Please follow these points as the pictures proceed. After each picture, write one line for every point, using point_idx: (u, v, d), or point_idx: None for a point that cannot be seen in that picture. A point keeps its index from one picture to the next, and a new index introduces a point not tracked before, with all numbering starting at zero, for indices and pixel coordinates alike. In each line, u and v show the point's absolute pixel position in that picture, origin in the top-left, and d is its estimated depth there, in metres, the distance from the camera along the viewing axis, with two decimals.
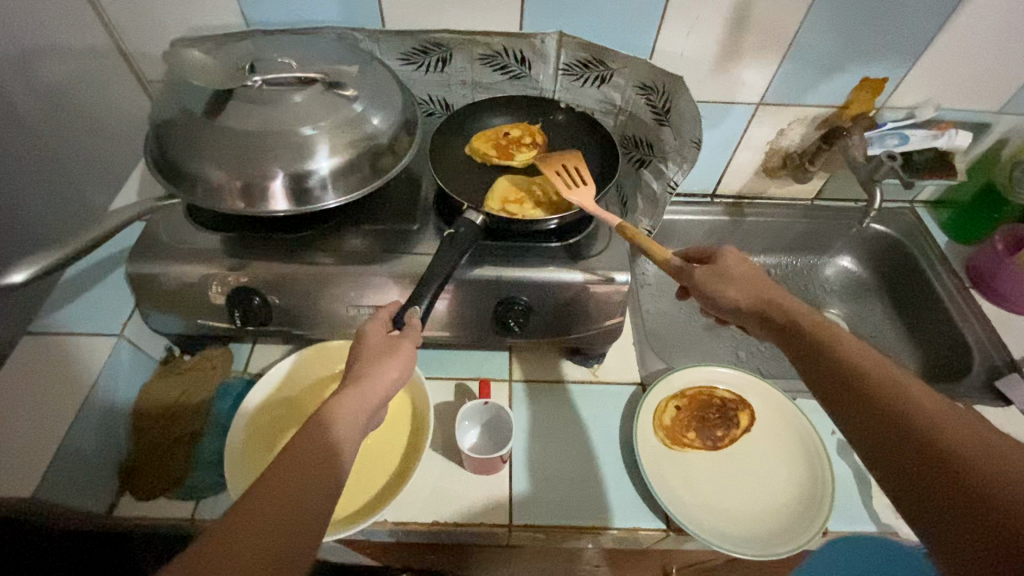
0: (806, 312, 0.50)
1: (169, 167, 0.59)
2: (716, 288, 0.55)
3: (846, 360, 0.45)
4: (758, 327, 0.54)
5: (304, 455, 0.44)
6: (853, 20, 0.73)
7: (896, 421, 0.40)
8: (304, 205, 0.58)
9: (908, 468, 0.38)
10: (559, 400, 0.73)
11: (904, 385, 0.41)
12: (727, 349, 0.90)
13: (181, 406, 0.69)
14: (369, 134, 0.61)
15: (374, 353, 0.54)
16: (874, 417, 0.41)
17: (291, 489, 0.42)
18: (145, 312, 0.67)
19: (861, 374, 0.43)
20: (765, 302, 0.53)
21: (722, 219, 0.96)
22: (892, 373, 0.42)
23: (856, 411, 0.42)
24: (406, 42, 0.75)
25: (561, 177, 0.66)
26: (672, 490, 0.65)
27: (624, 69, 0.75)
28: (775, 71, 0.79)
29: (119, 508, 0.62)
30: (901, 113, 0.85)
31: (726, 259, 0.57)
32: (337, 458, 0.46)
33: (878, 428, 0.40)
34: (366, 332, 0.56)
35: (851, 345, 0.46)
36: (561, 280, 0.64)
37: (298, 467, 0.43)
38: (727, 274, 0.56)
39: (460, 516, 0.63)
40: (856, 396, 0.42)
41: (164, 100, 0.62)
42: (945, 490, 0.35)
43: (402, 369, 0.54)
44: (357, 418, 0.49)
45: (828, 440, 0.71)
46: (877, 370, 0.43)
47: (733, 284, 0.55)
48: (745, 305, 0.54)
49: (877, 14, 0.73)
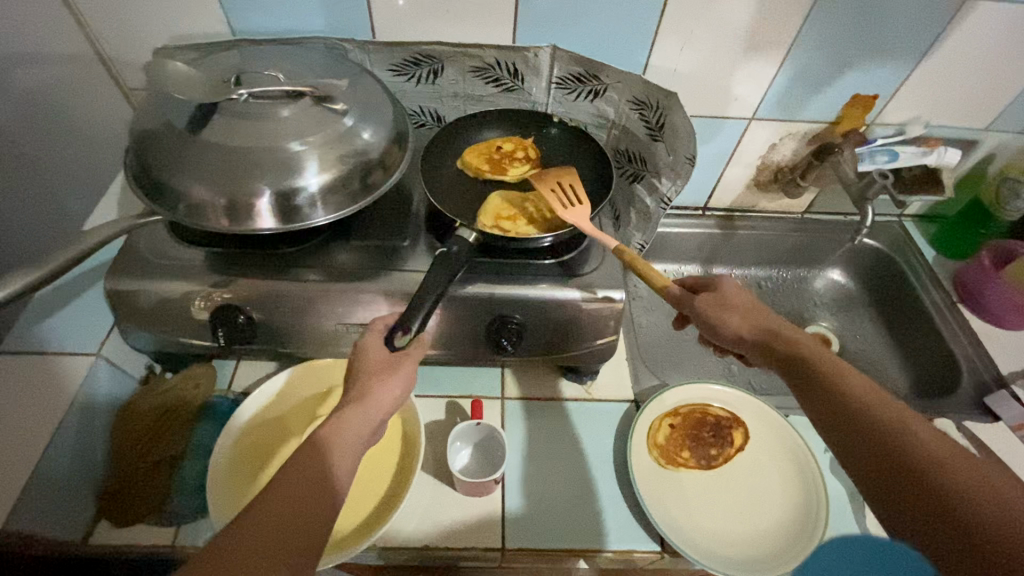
0: (812, 346, 0.49)
1: (151, 183, 0.57)
2: (717, 317, 0.53)
3: (859, 403, 0.43)
4: (759, 357, 0.52)
5: (308, 466, 0.46)
6: (846, 37, 0.73)
7: (911, 472, 0.39)
8: (292, 223, 0.57)
9: (915, 509, 0.38)
10: (552, 418, 0.72)
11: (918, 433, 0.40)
12: (719, 363, 0.90)
13: (163, 427, 0.66)
14: (360, 149, 0.60)
15: (373, 370, 0.54)
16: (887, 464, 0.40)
17: (294, 497, 0.44)
18: (124, 330, 0.64)
19: (873, 419, 0.42)
20: (770, 334, 0.51)
21: (714, 232, 0.96)
22: (907, 419, 0.41)
23: (865, 456, 0.41)
24: (397, 54, 0.74)
25: (555, 194, 0.66)
26: (667, 512, 0.64)
27: (617, 84, 0.75)
28: (768, 86, 0.79)
29: (96, 536, 0.60)
30: (890, 130, 0.86)
31: (726, 289, 0.55)
32: (327, 489, 0.46)
33: (887, 476, 0.40)
34: (365, 347, 0.55)
35: (862, 387, 0.44)
36: (554, 298, 0.63)
37: (299, 479, 0.45)
38: (730, 303, 0.54)
39: (452, 540, 0.61)
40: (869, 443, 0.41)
41: (146, 111, 0.60)
42: (952, 535, 0.36)
43: (406, 384, 0.56)
44: (356, 442, 0.50)
45: (821, 458, 0.71)
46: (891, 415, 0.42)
47: (735, 313, 0.53)
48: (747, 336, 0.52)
49: (869, 32, 0.73)
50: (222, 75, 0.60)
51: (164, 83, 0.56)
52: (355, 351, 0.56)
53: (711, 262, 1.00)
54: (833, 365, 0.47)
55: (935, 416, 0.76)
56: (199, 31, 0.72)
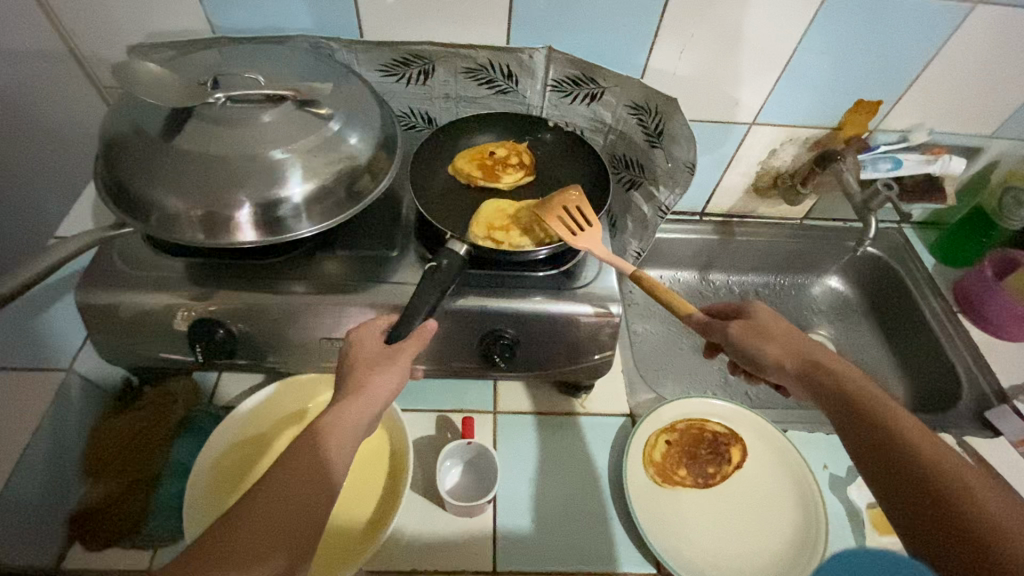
0: (861, 384, 0.48)
1: (122, 193, 0.53)
2: (755, 346, 0.52)
3: (914, 451, 0.43)
4: (798, 388, 0.51)
5: (304, 461, 0.45)
6: (851, 41, 0.71)
7: (964, 530, 0.39)
8: (275, 235, 0.54)
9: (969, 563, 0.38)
10: (545, 433, 0.69)
11: (974, 490, 0.40)
12: (715, 372, 0.87)
13: (139, 445, 0.63)
14: (345, 156, 0.56)
15: (368, 361, 0.52)
16: (939, 518, 0.40)
17: (289, 494, 0.44)
18: (98, 344, 0.61)
19: (928, 471, 0.42)
20: (815, 367, 0.50)
21: (711, 237, 0.93)
22: (963, 474, 0.41)
23: (914, 506, 0.42)
24: (385, 54, 0.70)
25: (562, 221, 0.62)
26: (662, 532, 0.62)
27: (616, 87, 0.72)
28: (770, 90, 0.76)
29: (69, 560, 0.56)
30: (893, 136, 0.84)
31: (764, 317, 0.54)
32: (325, 484, 0.45)
33: (947, 532, 0.40)
34: (358, 342, 0.54)
35: (918, 433, 0.44)
36: (548, 312, 0.61)
37: (296, 477, 0.44)
38: (771, 333, 0.53)
39: (440, 563, 0.59)
40: (920, 494, 0.41)
41: (118, 115, 0.57)
42: None
43: (403, 377, 0.53)
44: (353, 436, 0.48)
45: (819, 475, 0.69)
46: (947, 468, 0.41)
47: (773, 341, 0.52)
48: (789, 367, 0.51)
49: (875, 36, 0.71)
50: (198, 78, 0.57)
51: (136, 87, 0.53)
52: (350, 343, 0.55)
53: (708, 268, 0.98)
54: (886, 406, 0.46)
55: (934, 429, 0.74)
56: (176, 28, 0.69)
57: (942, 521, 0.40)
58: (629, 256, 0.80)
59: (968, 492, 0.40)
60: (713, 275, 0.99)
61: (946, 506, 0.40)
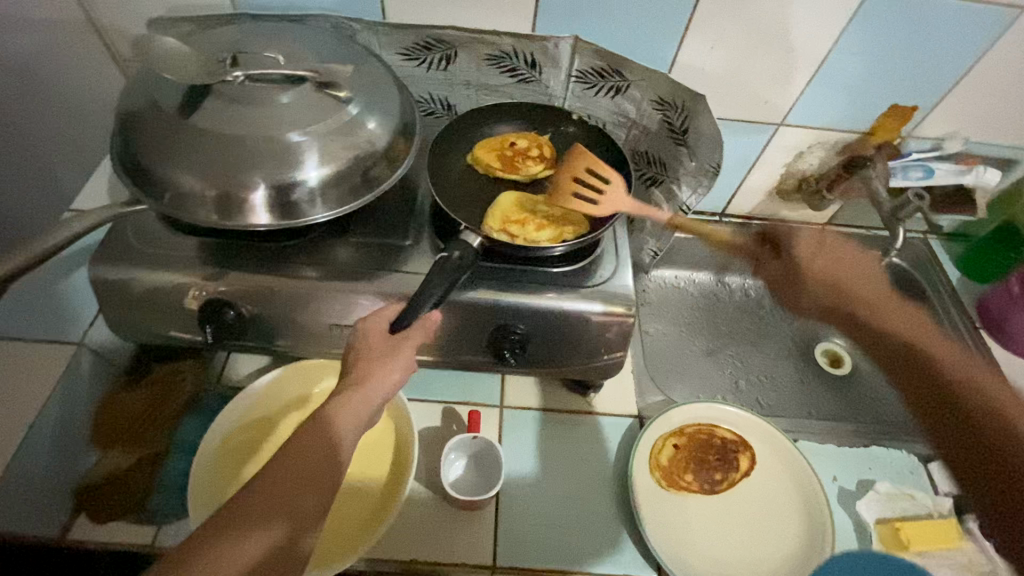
0: (864, 287, 0.60)
1: (137, 169, 0.53)
2: (792, 293, 0.63)
3: (937, 365, 0.54)
4: (845, 329, 0.60)
5: (315, 438, 0.45)
6: (890, 41, 0.68)
7: (1010, 463, 0.48)
8: (289, 218, 0.53)
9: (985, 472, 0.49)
10: (551, 431, 0.69)
11: (973, 400, 0.51)
12: (726, 376, 0.86)
13: (148, 421, 0.64)
14: (363, 140, 0.55)
15: (374, 353, 0.52)
16: (999, 453, 0.48)
17: (300, 465, 0.43)
18: (110, 319, 0.61)
19: (941, 387, 0.53)
20: (841, 288, 0.60)
21: (730, 239, 0.92)
22: (977, 390, 0.52)
23: (923, 397, 0.53)
24: (407, 37, 0.69)
25: (580, 191, 0.65)
26: (665, 538, 0.62)
27: (641, 81, 0.70)
28: (802, 91, 0.74)
29: (74, 531, 0.57)
30: (927, 144, 0.81)
31: (802, 243, 0.65)
32: (334, 462, 0.45)
33: (993, 475, 0.48)
34: (366, 331, 0.53)
35: (936, 337, 0.55)
36: (562, 309, 0.60)
37: (308, 454, 0.44)
38: (883, 295, 0.59)
39: (441, 555, 0.59)
40: (988, 435, 0.49)
41: (135, 88, 0.56)
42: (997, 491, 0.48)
43: (408, 369, 0.52)
44: (357, 424, 0.47)
45: (829, 488, 0.68)
46: (910, 371, 0.54)
47: (816, 286, 0.62)
48: (828, 295, 0.61)
49: (915, 37, 0.68)
50: (217, 55, 0.56)
51: (153, 62, 0.52)
52: (356, 333, 0.54)
53: (724, 270, 0.97)
54: (914, 325, 0.57)
55: None
56: (195, 3, 0.67)
57: (979, 443, 0.49)
58: (647, 254, 0.80)
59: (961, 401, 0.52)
60: (729, 278, 0.97)
61: (974, 430, 0.50)
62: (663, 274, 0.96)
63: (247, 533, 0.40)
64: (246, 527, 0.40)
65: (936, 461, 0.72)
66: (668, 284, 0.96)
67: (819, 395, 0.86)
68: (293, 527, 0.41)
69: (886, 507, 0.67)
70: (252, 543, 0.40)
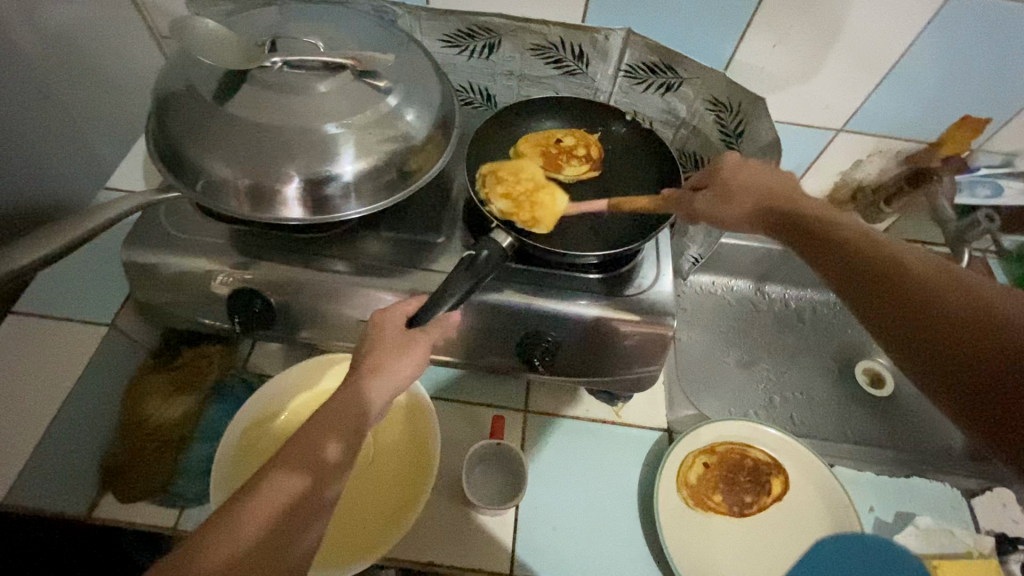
0: (775, 197, 0.52)
1: (172, 154, 0.52)
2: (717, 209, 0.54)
3: (903, 278, 0.38)
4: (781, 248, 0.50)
5: (342, 402, 0.46)
6: (975, 48, 0.63)
7: (959, 340, 0.34)
8: (321, 214, 0.52)
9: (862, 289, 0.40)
10: (577, 438, 0.67)
11: (896, 261, 0.39)
12: (760, 390, 0.83)
13: (175, 404, 0.63)
14: (401, 133, 0.53)
15: (392, 342, 0.50)
16: (915, 325, 0.37)
17: (325, 422, 0.45)
18: (141, 301, 0.61)
19: (879, 264, 0.40)
20: (769, 201, 0.51)
21: (773, 248, 0.88)
22: (952, 276, 0.37)
23: (860, 293, 0.40)
24: (450, 23, 0.66)
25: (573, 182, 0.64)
26: (688, 557, 0.60)
27: (696, 80, 0.66)
28: (868, 95, 0.69)
29: (101, 509, 0.57)
30: (998, 159, 0.76)
31: (732, 163, 0.55)
32: (359, 422, 0.46)
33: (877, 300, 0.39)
34: (382, 324, 0.51)
35: (903, 249, 0.40)
36: (599, 319, 0.57)
37: (331, 411, 0.45)
38: (734, 195, 0.54)
39: (459, 559, 0.58)
40: (958, 330, 0.35)
41: (173, 69, 0.54)
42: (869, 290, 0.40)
43: (419, 366, 0.51)
44: (382, 398, 0.48)
45: (864, 517, 0.65)
46: (836, 243, 0.43)
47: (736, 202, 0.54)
48: (772, 214, 0.50)
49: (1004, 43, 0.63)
50: (256, 38, 0.54)
51: (192, 45, 0.50)
52: (373, 324, 0.52)
53: (764, 279, 0.93)
54: (824, 221, 0.46)
55: (993, 483, 0.70)
56: None
57: (933, 339, 0.35)
58: (687, 260, 0.79)
59: (889, 271, 0.39)
60: (768, 287, 0.94)
61: (942, 325, 0.35)
62: (700, 280, 0.93)
63: (273, 479, 0.41)
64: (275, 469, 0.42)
65: (980, 495, 0.69)
66: (705, 290, 0.93)
67: (857, 415, 0.83)
68: (316, 477, 0.42)
69: (924, 542, 0.64)
70: (277, 482, 0.41)
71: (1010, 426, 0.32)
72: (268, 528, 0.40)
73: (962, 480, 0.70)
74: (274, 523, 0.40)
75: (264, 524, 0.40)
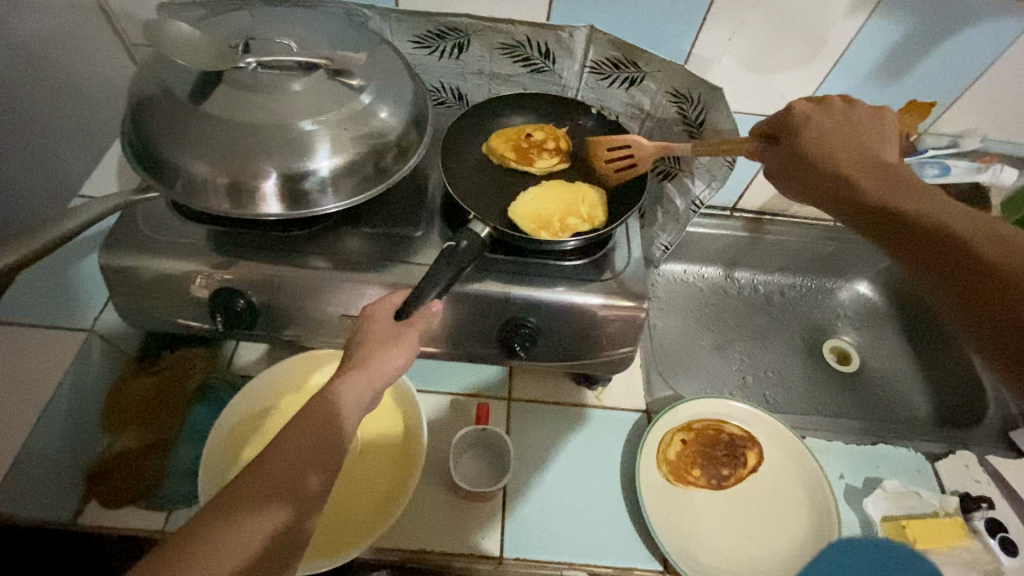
0: (842, 133, 0.52)
1: (149, 155, 0.53)
2: (800, 140, 0.53)
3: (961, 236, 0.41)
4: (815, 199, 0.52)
5: (319, 416, 0.45)
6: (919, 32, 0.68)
7: (1007, 296, 0.38)
8: (299, 208, 0.53)
9: (919, 240, 0.43)
10: (559, 424, 0.69)
11: (918, 214, 0.44)
12: (734, 371, 0.86)
13: (158, 408, 0.64)
14: (376, 129, 0.55)
15: (378, 336, 0.50)
16: (965, 281, 0.40)
17: (305, 446, 0.43)
18: (120, 306, 0.61)
19: (964, 250, 0.40)
20: (827, 150, 0.51)
21: (740, 235, 0.91)
22: (975, 225, 0.42)
23: (900, 240, 0.44)
24: (420, 25, 0.69)
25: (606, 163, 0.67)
26: (672, 532, 0.62)
27: (658, 73, 0.69)
28: (820, 83, 0.73)
29: (85, 516, 0.57)
30: (943, 141, 0.81)
31: (816, 122, 0.53)
32: (339, 440, 0.45)
33: (935, 251, 0.42)
34: (371, 315, 0.52)
35: (935, 203, 0.44)
36: (573, 303, 0.59)
37: (309, 429, 0.44)
38: (833, 126, 0.53)
39: (448, 545, 0.59)
40: (973, 284, 0.39)
41: (147, 73, 0.55)
42: (933, 246, 0.42)
43: (409, 357, 0.51)
44: (362, 402, 0.47)
45: (836, 485, 0.68)
46: (873, 195, 0.47)
47: (815, 132, 0.53)
48: (804, 169, 0.52)
49: (946, 25, 0.68)
50: (229, 40, 0.55)
51: (167, 47, 0.52)
52: (362, 317, 0.53)
53: (734, 265, 0.96)
54: (880, 176, 0.48)
55: (955, 446, 0.74)
56: None
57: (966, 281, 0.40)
58: (657, 248, 0.80)
59: (907, 218, 0.44)
60: (738, 273, 0.97)
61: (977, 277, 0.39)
62: (672, 269, 0.96)
63: (250, 515, 0.39)
64: (253, 505, 0.40)
65: (943, 458, 0.73)
66: (677, 278, 0.96)
67: (827, 391, 0.86)
68: (296, 509, 0.41)
69: (893, 504, 0.67)
70: (254, 522, 0.39)
71: (1021, 357, 0.37)
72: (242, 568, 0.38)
73: (927, 445, 0.74)
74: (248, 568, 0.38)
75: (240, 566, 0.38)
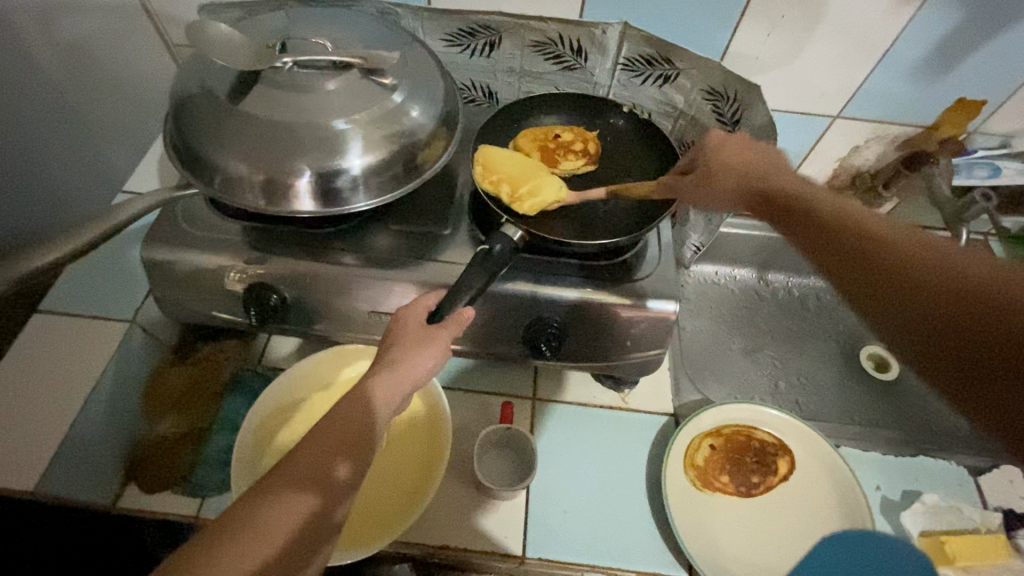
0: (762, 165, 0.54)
1: (188, 154, 0.54)
2: (715, 180, 0.56)
3: (904, 261, 0.38)
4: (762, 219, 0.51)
5: (347, 410, 0.45)
6: (991, 5, 0.64)
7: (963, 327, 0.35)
8: (331, 206, 0.54)
9: (867, 267, 0.40)
10: (584, 426, 0.68)
11: (833, 215, 0.44)
12: (766, 377, 0.84)
13: (191, 399, 0.66)
14: (408, 128, 0.55)
15: (410, 336, 0.51)
16: (911, 298, 0.37)
17: (333, 442, 0.43)
18: (160, 298, 0.63)
19: (915, 275, 0.38)
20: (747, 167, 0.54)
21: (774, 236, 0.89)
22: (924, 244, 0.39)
23: (802, 226, 0.46)
24: (452, 23, 0.69)
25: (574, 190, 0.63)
26: (698, 539, 0.61)
27: (692, 70, 0.69)
28: (862, 82, 0.72)
29: (124, 500, 0.59)
30: (993, 141, 0.78)
31: (738, 148, 0.57)
32: (368, 433, 0.45)
33: (875, 271, 0.40)
34: (404, 317, 0.52)
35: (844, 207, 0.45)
36: (601, 304, 0.59)
37: (340, 423, 0.44)
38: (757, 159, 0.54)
39: (470, 542, 0.60)
40: (935, 315, 0.36)
41: (189, 72, 0.57)
42: (882, 276, 0.39)
43: (440, 358, 0.51)
44: (390, 401, 0.47)
45: (871, 497, 0.66)
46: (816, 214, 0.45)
47: (731, 172, 0.55)
48: (728, 183, 0.55)
49: (1011, 14, 0.64)
50: (266, 40, 0.56)
51: (207, 48, 0.53)
52: (395, 319, 0.53)
53: (766, 268, 0.94)
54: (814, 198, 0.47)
55: (1000, 461, 0.71)
56: None
57: (893, 282, 0.38)
58: (688, 248, 0.80)
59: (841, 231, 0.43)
60: (771, 276, 0.95)
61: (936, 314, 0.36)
62: (703, 270, 0.95)
63: (278, 500, 0.40)
64: (278, 492, 0.40)
65: (985, 472, 0.70)
66: (708, 280, 0.94)
67: (864, 398, 0.83)
68: (325, 499, 0.41)
69: (931, 519, 0.64)
70: (275, 507, 0.39)
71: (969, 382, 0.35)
72: (270, 554, 0.38)
73: (969, 459, 0.71)
74: (279, 554, 0.38)
75: (267, 553, 0.38)
